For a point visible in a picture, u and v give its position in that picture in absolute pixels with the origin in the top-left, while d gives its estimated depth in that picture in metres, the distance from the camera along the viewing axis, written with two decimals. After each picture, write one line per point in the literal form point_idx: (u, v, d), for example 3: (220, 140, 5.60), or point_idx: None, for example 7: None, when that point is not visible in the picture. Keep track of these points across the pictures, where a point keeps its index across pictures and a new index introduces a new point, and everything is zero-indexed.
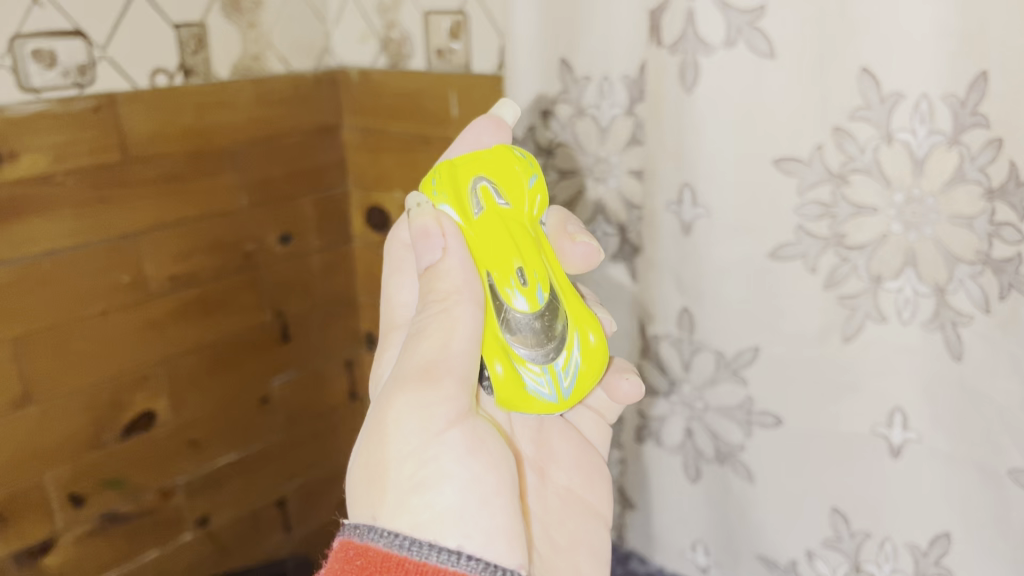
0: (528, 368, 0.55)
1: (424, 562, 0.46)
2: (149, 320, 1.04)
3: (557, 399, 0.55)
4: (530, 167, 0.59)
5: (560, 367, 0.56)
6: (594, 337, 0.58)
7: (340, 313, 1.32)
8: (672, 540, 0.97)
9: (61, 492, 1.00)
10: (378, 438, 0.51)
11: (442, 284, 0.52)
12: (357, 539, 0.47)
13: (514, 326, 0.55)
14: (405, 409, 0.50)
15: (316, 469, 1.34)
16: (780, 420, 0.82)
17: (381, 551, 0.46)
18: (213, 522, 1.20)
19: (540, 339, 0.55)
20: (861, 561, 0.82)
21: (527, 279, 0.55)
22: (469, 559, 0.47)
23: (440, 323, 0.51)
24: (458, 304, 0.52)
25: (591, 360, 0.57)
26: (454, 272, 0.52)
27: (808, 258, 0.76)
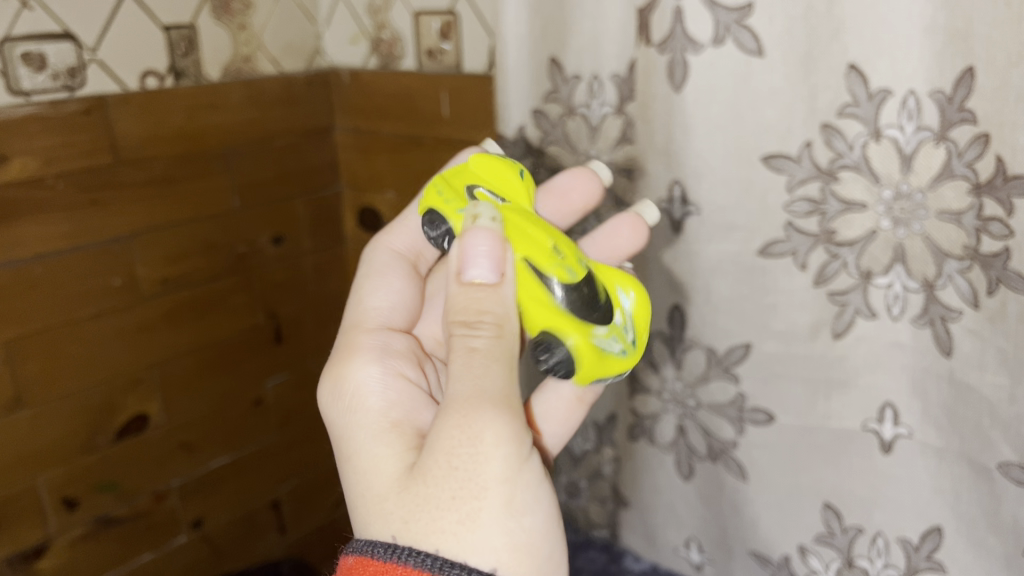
0: (596, 330, 0.56)
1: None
2: (142, 323, 1.04)
3: (626, 356, 0.57)
4: (515, 168, 0.63)
5: (619, 325, 0.57)
6: (634, 296, 0.59)
7: (334, 314, 1.32)
8: (665, 538, 0.97)
9: (53, 496, 1.00)
10: (466, 461, 0.48)
11: (500, 308, 0.52)
12: (381, 556, 0.48)
13: (573, 294, 0.55)
14: (507, 439, 0.48)
15: (311, 470, 1.34)
16: (772, 416, 0.82)
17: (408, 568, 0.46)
18: (208, 525, 1.20)
19: (592, 305, 0.55)
20: (854, 556, 0.82)
21: (566, 255, 0.56)
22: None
23: (506, 347, 0.51)
24: (513, 332, 0.52)
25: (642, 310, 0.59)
26: (507, 298, 0.53)
27: (797, 255, 0.76)
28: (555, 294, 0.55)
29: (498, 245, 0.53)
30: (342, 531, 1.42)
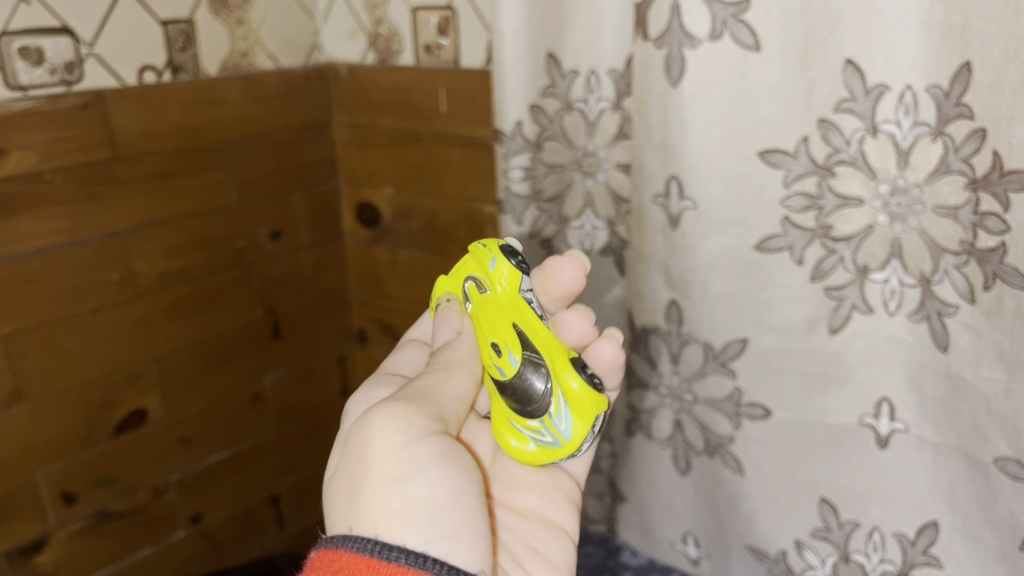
0: (529, 424, 0.62)
1: (393, 567, 0.49)
2: (139, 318, 1.04)
3: (559, 444, 0.61)
4: (491, 253, 0.65)
5: (552, 416, 0.61)
6: (577, 384, 0.60)
7: (332, 309, 1.32)
8: (662, 533, 0.97)
9: (53, 489, 1.00)
10: (359, 440, 0.55)
11: (450, 353, 0.63)
12: (332, 549, 0.51)
13: (508, 392, 0.62)
14: (393, 415, 0.54)
15: (309, 465, 1.34)
16: (769, 411, 0.82)
17: (356, 558, 0.49)
18: (207, 519, 1.20)
19: (526, 401, 0.61)
20: (850, 551, 0.82)
21: (500, 352, 0.62)
22: (438, 563, 0.50)
23: (440, 372, 0.61)
24: (456, 370, 0.62)
25: (589, 398, 0.60)
26: (460, 350, 0.63)
27: (794, 250, 0.76)
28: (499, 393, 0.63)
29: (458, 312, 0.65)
30: None
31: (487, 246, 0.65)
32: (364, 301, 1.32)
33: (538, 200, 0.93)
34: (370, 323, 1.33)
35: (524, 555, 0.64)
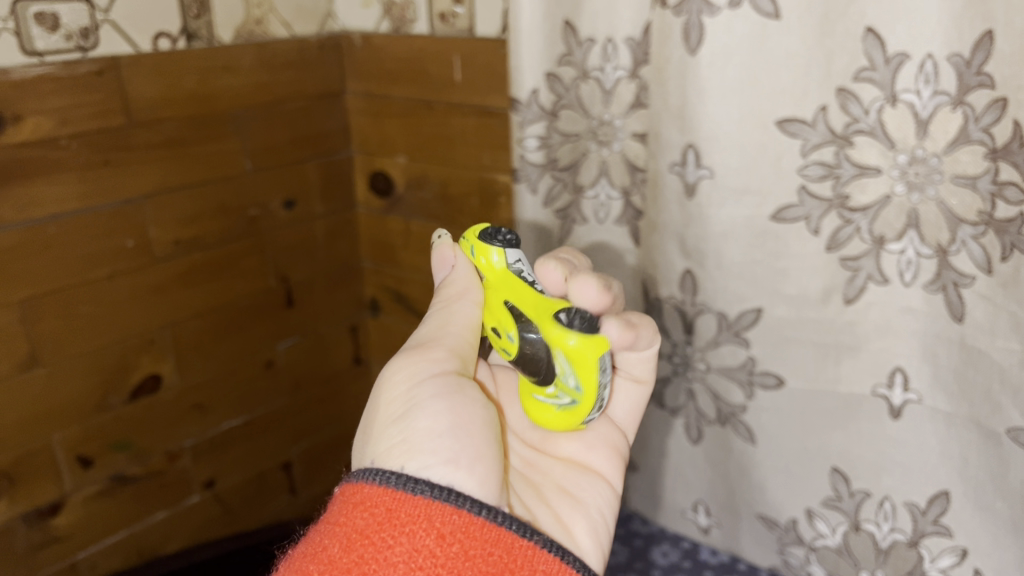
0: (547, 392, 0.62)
1: (418, 501, 0.50)
2: (154, 285, 1.05)
3: (579, 399, 0.60)
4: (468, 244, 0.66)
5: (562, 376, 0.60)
6: (572, 344, 0.57)
7: (345, 278, 1.32)
8: (673, 501, 0.97)
9: (68, 454, 1.01)
10: (374, 396, 0.60)
11: (452, 286, 0.65)
12: (359, 482, 0.52)
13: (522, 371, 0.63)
14: (395, 369, 0.59)
15: (321, 432, 1.35)
16: (782, 380, 0.82)
17: (383, 491, 0.50)
18: (220, 485, 1.21)
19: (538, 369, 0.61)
20: (861, 520, 0.82)
21: (500, 334, 0.62)
22: (463, 499, 0.51)
23: (442, 313, 0.64)
24: (458, 302, 0.64)
25: (588, 348, 0.57)
26: (459, 279, 0.65)
27: (810, 220, 0.76)
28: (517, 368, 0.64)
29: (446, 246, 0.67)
30: None
31: (466, 240, 0.66)
32: (377, 272, 1.33)
33: (552, 168, 0.93)
34: (383, 293, 1.34)
35: (554, 496, 0.64)
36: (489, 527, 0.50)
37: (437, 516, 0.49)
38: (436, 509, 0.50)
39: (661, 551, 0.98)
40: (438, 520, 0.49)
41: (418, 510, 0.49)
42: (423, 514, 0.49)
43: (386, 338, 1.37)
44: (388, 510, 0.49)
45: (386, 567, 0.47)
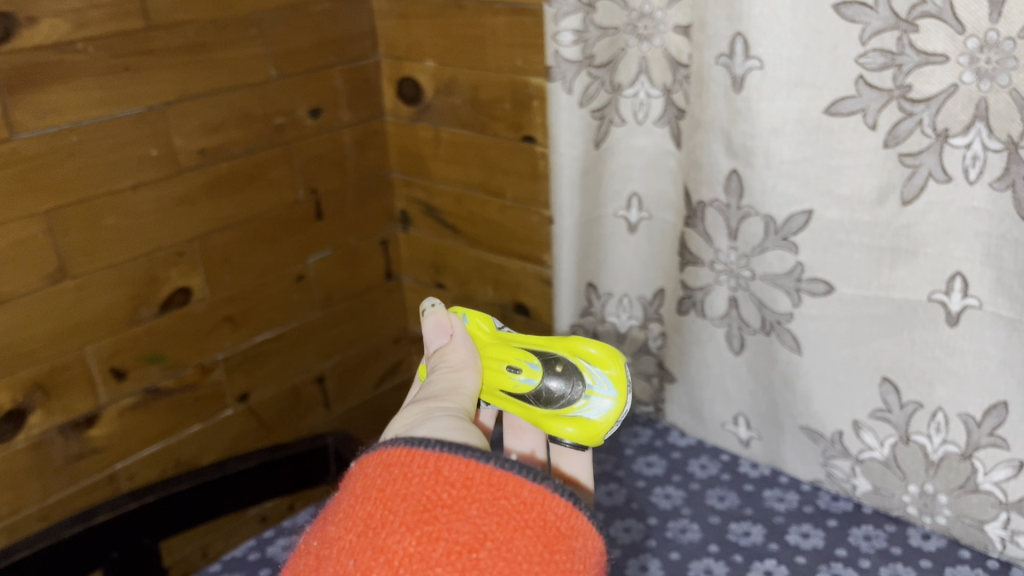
0: (575, 404, 0.65)
1: (426, 451, 0.45)
2: (180, 195, 1.03)
3: (615, 398, 0.65)
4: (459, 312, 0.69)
5: (591, 381, 0.65)
6: (593, 347, 0.67)
7: (374, 190, 1.28)
8: (713, 413, 0.94)
9: (102, 366, 1.01)
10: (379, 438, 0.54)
11: (454, 355, 0.62)
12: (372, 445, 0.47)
13: (551, 398, 0.65)
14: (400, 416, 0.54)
15: (354, 347, 1.34)
16: (831, 287, 0.78)
17: (391, 445, 0.45)
18: (254, 398, 1.21)
19: (566, 380, 0.65)
20: (911, 433, 0.78)
21: (522, 367, 0.65)
22: (474, 447, 0.45)
23: (445, 377, 0.60)
24: (463, 371, 0.60)
25: (611, 360, 0.66)
26: (459, 348, 0.62)
27: (868, 113, 0.70)
28: (538, 404, 0.65)
29: (441, 318, 0.64)
30: (386, 408, 1.43)
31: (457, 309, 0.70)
32: (407, 184, 1.29)
33: (588, 66, 0.87)
34: (413, 206, 1.30)
35: None
36: (500, 472, 0.44)
37: (444, 463, 0.44)
38: (443, 459, 0.44)
39: (699, 464, 0.93)
40: (444, 466, 0.44)
41: (425, 458, 0.44)
42: (430, 462, 0.44)
43: (417, 252, 1.33)
44: (394, 460, 0.45)
45: (392, 512, 0.43)
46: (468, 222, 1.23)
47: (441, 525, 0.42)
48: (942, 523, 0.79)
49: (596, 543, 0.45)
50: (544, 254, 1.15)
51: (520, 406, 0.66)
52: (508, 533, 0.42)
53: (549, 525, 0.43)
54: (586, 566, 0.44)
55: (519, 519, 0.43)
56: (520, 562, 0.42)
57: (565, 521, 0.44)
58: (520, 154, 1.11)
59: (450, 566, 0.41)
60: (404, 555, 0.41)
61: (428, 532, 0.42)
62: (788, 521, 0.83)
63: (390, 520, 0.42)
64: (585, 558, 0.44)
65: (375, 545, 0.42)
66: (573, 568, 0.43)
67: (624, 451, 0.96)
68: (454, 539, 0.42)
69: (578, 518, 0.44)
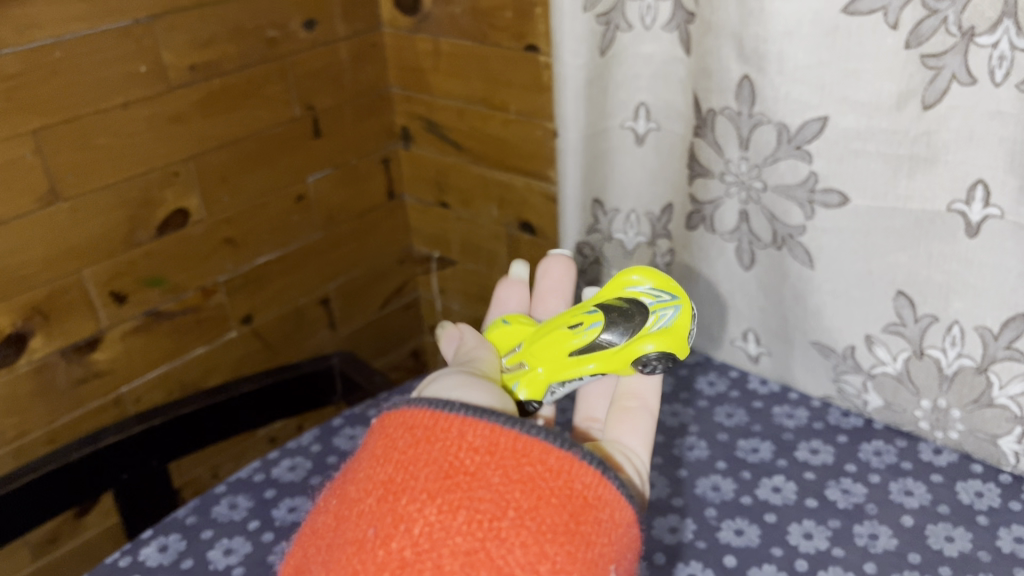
0: (643, 324, 0.61)
1: (452, 416, 0.50)
2: (173, 113, 0.99)
3: (676, 301, 0.61)
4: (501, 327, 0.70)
5: (650, 303, 0.61)
6: (634, 276, 0.63)
7: (373, 106, 1.24)
8: (722, 330, 0.92)
9: (101, 289, 0.99)
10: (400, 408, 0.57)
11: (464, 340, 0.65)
12: (398, 407, 0.52)
13: (616, 332, 0.61)
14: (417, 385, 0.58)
15: (358, 267, 1.32)
16: (846, 198, 0.75)
17: (417, 410, 0.50)
18: (258, 320, 1.20)
19: (624, 315, 0.61)
20: (925, 347, 0.76)
21: (581, 322, 0.63)
22: (498, 414, 0.50)
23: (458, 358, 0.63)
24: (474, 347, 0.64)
25: (653, 278, 0.63)
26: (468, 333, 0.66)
27: (888, 13, 0.66)
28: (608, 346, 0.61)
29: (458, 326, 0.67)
30: (391, 327, 1.42)
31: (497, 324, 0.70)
32: (406, 98, 1.25)
33: None
34: (414, 122, 1.26)
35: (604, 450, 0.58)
36: (523, 440, 0.49)
37: (468, 431, 0.49)
38: (468, 426, 0.49)
39: (707, 381, 0.91)
40: (468, 434, 0.49)
41: (450, 425, 0.49)
42: (454, 429, 0.49)
43: (419, 170, 1.30)
44: (420, 426, 0.50)
45: (415, 479, 0.48)
46: (471, 138, 1.19)
47: (463, 492, 0.47)
48: (954, 438, 0.78)
49: (620, 514, 0.50)
50: (548, 170, 1.12)
51: (597, 356, 0.61)
52: (530, 501, 0.47)
53: (569, 492, 0.48)
54: (607, 536, 0.48)
55: (544, 487, 0.48)
56: (542, 530, 0.46)
57: (590, 490, 0.49)
58: (522, 65, 1.07)
59: (472, 533, 0.46)
60: (425, 522, 0.46)
61: (449, 499, 0.47)
62: (797, 438, 0.82)
63: (413, 487, 0.47)
64: (607, 528, 0.48)
65: (396, 512, 0.47)
66: (596, 537, 0.48)
67: None
68: (475, 506, 0.46)
69: (600, 488, 0.49)
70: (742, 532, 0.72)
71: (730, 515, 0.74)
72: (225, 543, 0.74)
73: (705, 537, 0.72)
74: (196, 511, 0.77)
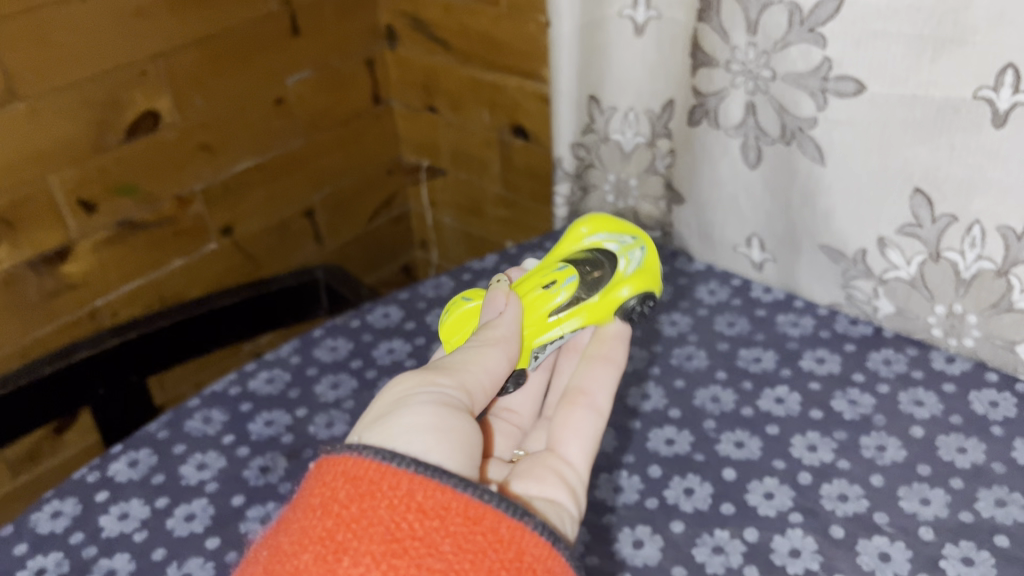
0: (619, 274, 0.60)
1: (400, 471, 0.39)
2: (137, 7, 0.92)
3: (645, 244, 0.62)
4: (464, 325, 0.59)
5: (618, 249, 0.61)
6: (586, 227, 0.64)
7: (356, 3, 1.16)
8: (724, 236, 0.87)
9: (69, 197, 0.94)
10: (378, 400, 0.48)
11: (496, 329, 0.54)
12: (335, 450, 0.41)
13: (594, 283, 0.59)
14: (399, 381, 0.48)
15: (345, 177, 1.26)
16: (862, 86, 0.69)
17: (357, 459, 0.39)
18: (239, 231, 1.15)
19: (596, 268, 0.60)
20: (942, 249, 0.71)
21: (554, 279, 0.59)
22: (452, 472, 0.40)
23: (471, 352, 0.51)
24: (494, 348, 0.52)
25: (605, 226, 0.63)
26: (504, 323, 0.55)
27: None
28: (587, 300, 0.59)
29: (505, 291, 0.57)
30: (381, 240, 1.37)
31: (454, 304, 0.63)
32: None
33: None
34: (400, 20, 1.18)
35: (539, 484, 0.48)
36: (475, 503, 0.39)
37: (417, 488, 0.39)
38: (416, 483, 0.39)
39: (708, 290, 0.86)
40: (418, 493, 0.38)
41: (398, 483, 0.39)
42: (403, 485, 0.39)
43: (407, 72, 1.23)
44: (360, 474, 0.39)
45: (356, 539, 0.37)
46: (460, 36, 1.12)
47: (411, 560, 0.37)
48: (969, 346, 0.74)
49: None
50: (542, 69, 1.05)
51: (582, 307, 0.59)
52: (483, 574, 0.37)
53: (523, 564, 0.38)
54: None
55: (495, 560, 0.38)
56: None
57: (541, 563, 0.39)
58: None
59: None
60: None
61: (395, 567, 0.36)
62: (802, 347, 0.78)
63: (353, 548, 0.37)
64: None
65: None
66: None
67: None
68: None
69: (551, 560, 0.40)
70: (743, 445, 0.69)
71: (730, 427, 0.70)
72: (198, 458, 0.70)
73: (703, 449, 0.69)
74: (168, 426, 0.73)
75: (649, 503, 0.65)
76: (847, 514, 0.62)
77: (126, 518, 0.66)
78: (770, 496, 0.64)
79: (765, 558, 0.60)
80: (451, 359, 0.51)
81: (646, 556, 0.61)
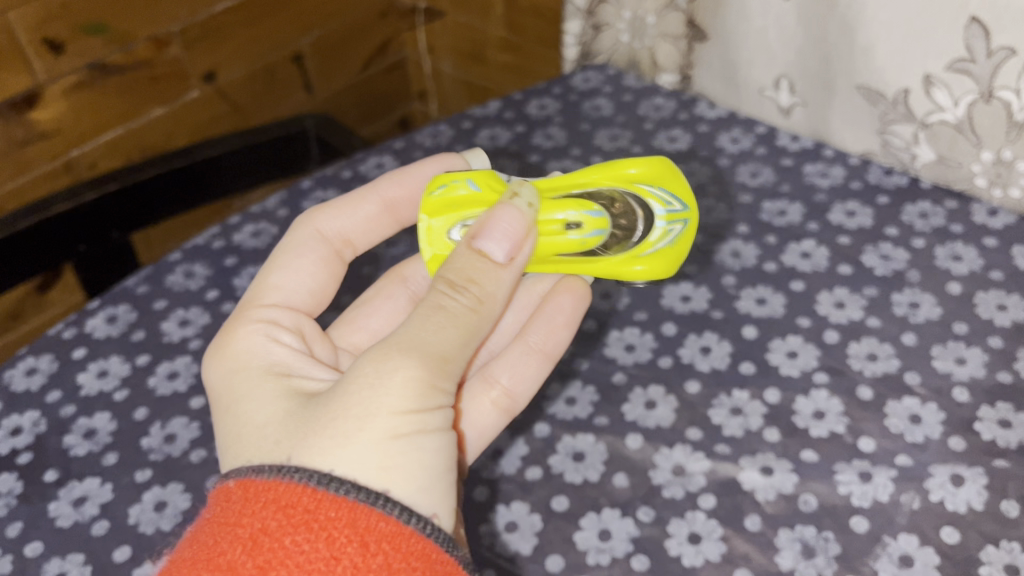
0: (649, 242, 0.49)
1: (341, 499, 0.35)
2: None
3: (691, 213, 0.49)
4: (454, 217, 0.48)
5: (660, 213, 0.49)
6: (637, 167, 0.49)
7: None
8: (750, 77, 0.79)
9: (31, 36, 0.86)
10: (364, 386, 0.39)
11: (491, 285, 0.42)
12: (264, 474, 0.36)
13: (619, 241, 0.49)
14: (402, 379, 0.38)
15: (336, 19, 1.16)
16: None
17: (290, 486, 0.35)
18: (224, 78, 1.06)
19: (627, 230, 0.49)
20: (995, 88, 0.64)
21: (580, 221, 0.48)
22: (395, 501, 0.36)
23: (465, 321, 0.41)
24: (489, 317, 0.42)
25: (665, 175, 0.49)
26: (504, 285, 0.43)
27: None
28: (606, 254, 0.49)
29: (526, 221, 0.44)
30: (377, 89, 1.29)
31: (449, 180, 0.49)
32: None
33: None
34: None
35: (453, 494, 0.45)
36: (418, 538, 0.36)
37: (358, 519, 0.35)
38: (357, 511, 0.35)
39: (730, 138, 0.79)
40: (360, 523, 0.35)
41: (338, 513, 0.35)
42: (344, 514, 0.35)
43: None
44: (293, 502, 0.35)
45: None
46: None
47: None
48: (1015, 197, 0.68)
49: None
50: None
51: (592, 262, 0.49)
52: None
53: None
54: None
55: None
56: None
57: None
58: None
59: None
60: None
61: None
62: (831, 199, 0.72)
63: None
64: None
65: None
66: None
67: (642, 125, 0.82)
68: None
69: None
70: (765, 302, 0.64)
71: (751, 283, 0.65)
72: (180, 315, 0.66)
73: (722, 307, 0.64)
74: (148, 281, 0.69)
75: (663, 361, 0.61)
76: (876, 375, 0.58)
77: (105, 376, 0.62)
78: (793, 356, 0.60)
79: (787, 420, 0.56)
80: (452, 331, 0.40)
81: (659, 418, 0.57)
